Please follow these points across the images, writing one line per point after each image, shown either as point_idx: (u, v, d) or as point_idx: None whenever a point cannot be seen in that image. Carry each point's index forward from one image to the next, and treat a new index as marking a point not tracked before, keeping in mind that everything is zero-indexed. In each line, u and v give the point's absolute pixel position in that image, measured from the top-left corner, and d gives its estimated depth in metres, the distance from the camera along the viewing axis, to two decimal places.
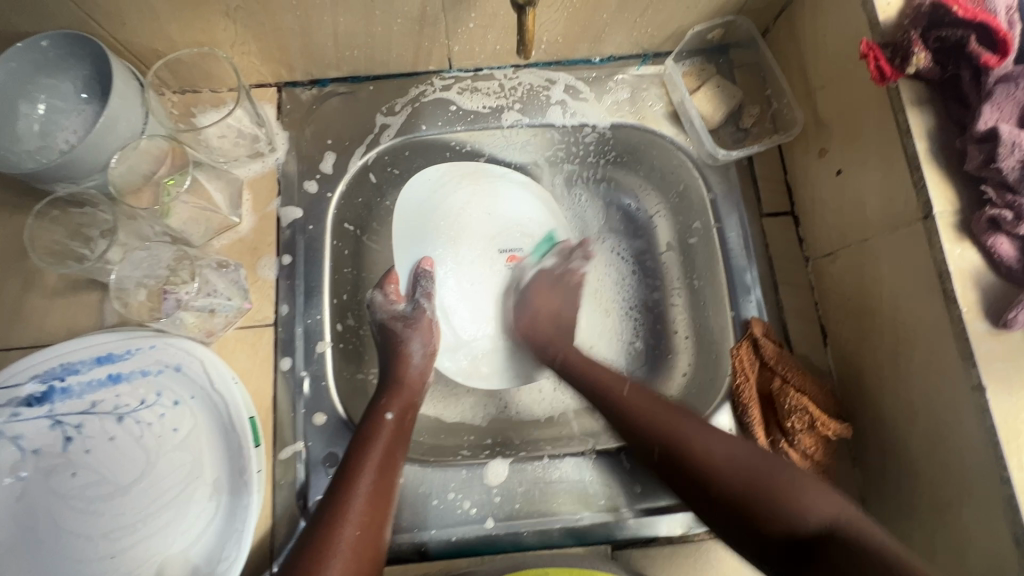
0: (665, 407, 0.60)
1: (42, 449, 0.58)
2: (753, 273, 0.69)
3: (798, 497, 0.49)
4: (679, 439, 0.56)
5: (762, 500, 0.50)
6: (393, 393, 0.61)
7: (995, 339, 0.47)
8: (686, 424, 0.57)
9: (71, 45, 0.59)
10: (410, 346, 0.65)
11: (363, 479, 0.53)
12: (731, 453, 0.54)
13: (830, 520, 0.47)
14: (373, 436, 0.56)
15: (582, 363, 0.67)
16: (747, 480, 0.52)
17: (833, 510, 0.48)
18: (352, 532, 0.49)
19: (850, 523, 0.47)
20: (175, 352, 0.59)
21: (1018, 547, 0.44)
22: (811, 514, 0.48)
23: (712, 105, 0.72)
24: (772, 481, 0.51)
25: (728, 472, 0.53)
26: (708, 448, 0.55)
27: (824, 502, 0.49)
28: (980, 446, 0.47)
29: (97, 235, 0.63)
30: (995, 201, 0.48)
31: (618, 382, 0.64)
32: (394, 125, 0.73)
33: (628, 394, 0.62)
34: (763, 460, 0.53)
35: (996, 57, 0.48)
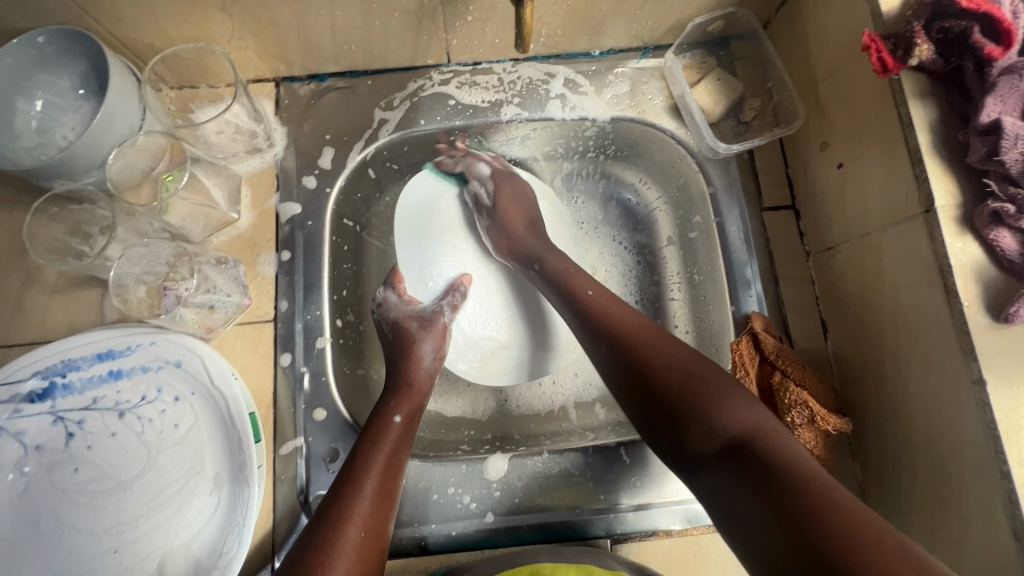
0: (628, 313, 0.58)
1: (45, 445, 0.58)
2: (754, 268, 0.69)
3: (720, 403, 0.48)
4: (631, 341, 0.55)
5: (689, 402, 0.49)
6: (402, 395, 0.61)
7: (996, 333, 0.47)
8: (646, 333, 0.55)
9: (68, 40, 0.59)
10: (422, 348, 0.64)
11: (369, 480, 0.52)
12: (678, 358, 0.52)
13: (755, 432, 0.46)
14: (382, 435, 0.56)
15: (562, 270, 0.64)
16: (682, 386, 0.50)
17: (755, 420, 0.46)
18: (356, 533, 0.49)
19: (765, 433, 0.45)
20: (175, 348, 0.60)
21: (1016, 541, 0.44)
22: (732, 422, 0.46)
23: (713, 98, 0.71)
24: (707, 389, 0.49)
25: (664, 372, 0.51)
26: (659, 355, 0.53)
27: (750, 415, 0.47)
28: (980, 440, 0.47)
29: (96, 232, 0.63)
30: (998, 195, 0.47)
31: (585, 284, 0.61)
32: (392, 120, 0.73)
33: (592, 295, 0.60)
34: (706, 368, 0.51)
35: (999, 48, 0.48)
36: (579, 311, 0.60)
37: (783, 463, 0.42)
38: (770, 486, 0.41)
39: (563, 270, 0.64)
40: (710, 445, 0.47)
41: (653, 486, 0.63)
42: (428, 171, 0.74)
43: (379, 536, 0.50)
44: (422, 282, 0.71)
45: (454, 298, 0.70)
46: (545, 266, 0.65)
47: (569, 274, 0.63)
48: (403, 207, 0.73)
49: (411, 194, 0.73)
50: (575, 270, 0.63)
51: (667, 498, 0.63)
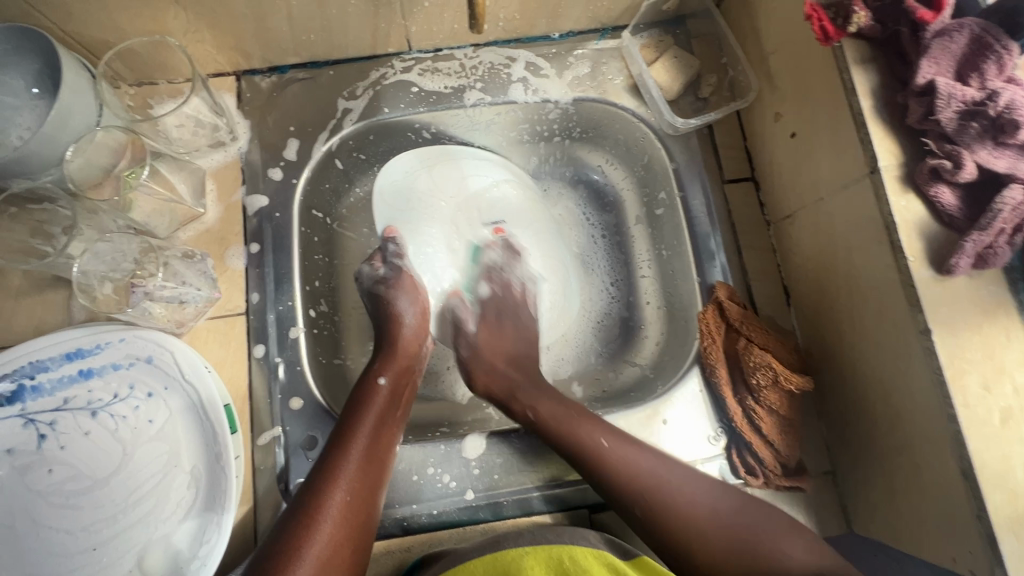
0: (635, 451, 0.58)
1: (17, 448, 0.57)
2: (717, 239, 0.70)
3: (776, 551, 0.51)
4: (646, 485, 0.56)
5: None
6: (387, 358, 0.64)
7: (939, 285, 0.49)
8: (661, 481, 0.56)
9: (19, 39, 0.58)
10: (399, 305, 0.67)
11: (358, 441, 0.54)
12: (704, 529, 0.54)
13: (816, 571, 0.50)
14: (370, 399, 0.58)
15: (557, 422, 0.61)
16: (736, 545, 0.53)
17: (814, 559, 0.51)
18: (342, 496, 0.50)
19: (827, 571, 0.49)
20: (145, 344, 0.60)
21: (966, 479, 0.46)
22: (795, 565, 0.50)
23: (670, 76, 0.73)
24: (756, 534, 0.53)
25: (709, 529, 0.54)
26: (679, 495, 0.55)
27: (810, 556, 0.51)
28: (928, 388, 0.49)
29: (59, 232, 0.62)
30: (936, 152, 0.50)
31: (592, 433, 0.59)
32: (356, 109, 0.73)
33: (606, 445, 0.58)
34: (740, 505, 0.55)
35: (931, 12, 0.50)
36: (585, 458, 0.58)
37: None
38: None
39: (563, 417, 0.61)
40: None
41: None
42: (399, 158, 0.73)
43: (369, 495, 0.52)
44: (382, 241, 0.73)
45: (399, 248, 0.71)
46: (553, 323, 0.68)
47: (570, 421, 0.61)
48: (380, 192, 0.72)
49: (390, 175, 0.73)
50: (579, 416, 0.61)
51: None
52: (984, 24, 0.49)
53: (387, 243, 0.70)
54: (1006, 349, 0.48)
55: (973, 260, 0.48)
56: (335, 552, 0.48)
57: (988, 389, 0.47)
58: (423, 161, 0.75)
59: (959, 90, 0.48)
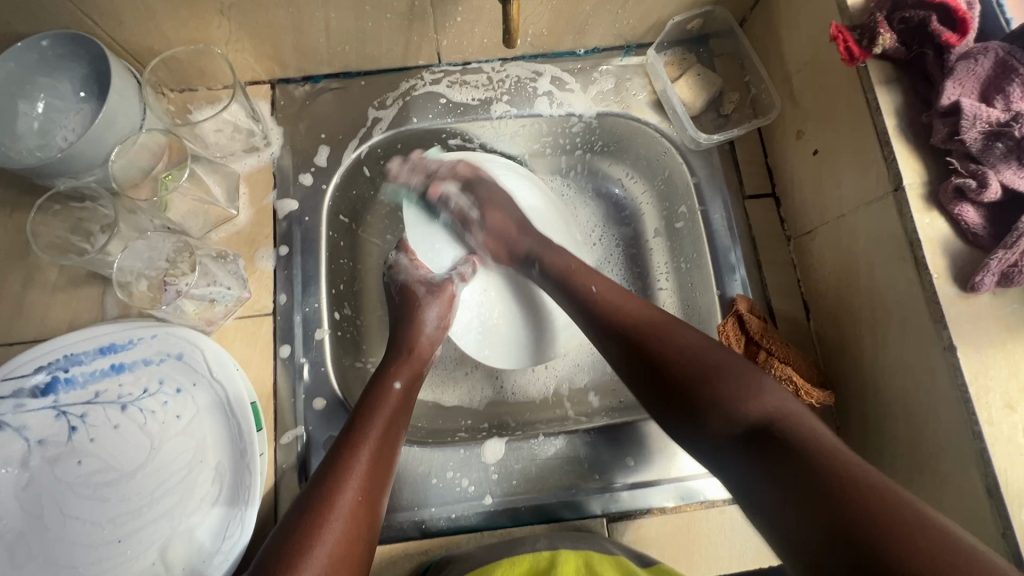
0: (634, 303, 0.60)
1: (47, 439, 0.59)
2: (738, 253, 0.71)
3: (741, 389, 0.49)
4: (642, 327, 0.56)
5: (704, 395, 0.49)
6: (401, 362, 0.64)
7: (963, 302, 0.49)
8: (647, 321, 0.57)
9: (71, 44, 0.60)
10: (427, 312, 0.68)
11: (369, 441, 0.54)
12: (683, 346, 0.53)
13: (776, 417, 0.46)
14: (384, 401, 0.59)
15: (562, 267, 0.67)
16: (703, 381, 0.50)
17: (779, 405, 0.47)
18: (353, 496, 0.50)
19: (787, 420, 0.45)
20: (176, 341, 0.61)
21: (991, 497, 0.46)
22: (751, 411, 0.47)
23: (693, 93, 0.74)
24: (719, 374, 0.50)
25: (678, 361, 0.52)
26: (664, 343, 0.54)
27: (773, 402, 0.47)
28: (952, 404, 0.49)
29: (97, 231, 0.64)
30: (961, 171, 0.50)
31: (590, 282, 0.63)
32: (385, 118, 0.75)
33: (596, 290, 0.62)
34: (715, 356, 0.52)
35: (956, 35, 0.52)
36: (585, 307, 0.62)
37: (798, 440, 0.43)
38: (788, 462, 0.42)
39: (564, 267, 0.66)
40: (732, 429, 0.47)
41: (647, 465, 0.65)
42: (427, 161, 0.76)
43: (377, 496, 0.52)
44: (434, 251, 0.75)
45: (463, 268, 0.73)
46: (544, 265, 0.68)
47: (568, 274, 0.65)
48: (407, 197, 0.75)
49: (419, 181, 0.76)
50: (574, 269, 0.65)
51: (660, 477, 0.64)
52: (1008, 48, 0.51)
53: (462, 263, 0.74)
54: None
55: (998, 278, 0.48)
56: (343, 552, 0.47)
57: (1014, 408, 0.47)
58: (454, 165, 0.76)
59: (983, 112, 0.49)
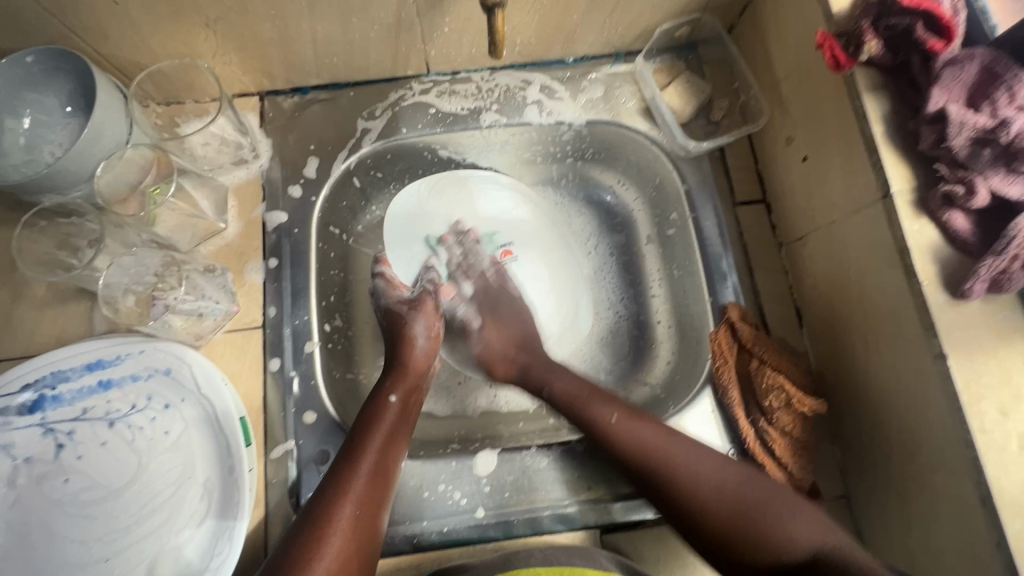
0: (653, 428, 0.60)
1: (35, 457, 0.58)
2: (729, 260, 0.70)
3: (785, 528, 0.53)
4: (669, 470, 0.57)
5: (745, 538, 0.54)
6: (399, 374, 0.64)
7: (954, 309, 0.49)
8: (670, 445, 0.59)
9: (56, 60, 0.60)
10: (415, 329, 0.66)
11: (368, 454, 0.55)
12: (700, 476, 0.57)
13: (819, 547, 0.51)
14: (380, 415, 0.59)
15: (568, 397, 0.65)
16: (734, 518, 0.55)
17: (820, 538, 0.52)
18: (351, 510, 0.51)
19: (835, 551, 0.50)
20: (164, 356, 0.61)
21: (984, 507, 0.46)
22: (797, 545, 0.52)
23: (682, 100, 0.74)
24: (757, 511, 0.55)
25: (713, 501, 0.56)
26: (688, 468, 0.57)
27: (816, 531, 0.53)
28: (944, 412, 0.49)
29: (84, 245, 0.64)
30: (948, 177, 0.50)
31: (606, 411, 0.63)
32: (375, 129, 0.75)
33: (616, 421, 0.61)
34: (761, 492, 0.56)
35: (942, 41, 0.52)
36: (601, 439, 0.62)
37: (851, 569, 0.48)
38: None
39: (573, 394, 0.65)
40: (775, 566, 0.52)
41: None
42: (409, 187, 0.76)
43: (377, 509, 0.53)
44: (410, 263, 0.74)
45: (433, 279, 0.73)
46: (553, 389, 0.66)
47: (580, 399, 0.64)
48: (393, 217, 0.75)
49: (403, 202, 0.76)
50: (588, 394, 0.65)
51: None
52: (993, 55, 0.51)
53: (428, 274, 0.73)
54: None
55: (988, 285, 0.48)
56: (342, 566, 0.48)
57: (1006, 415, 0.46)
58: (436, 186, 0.77)
59: (969, 119, 0.49)
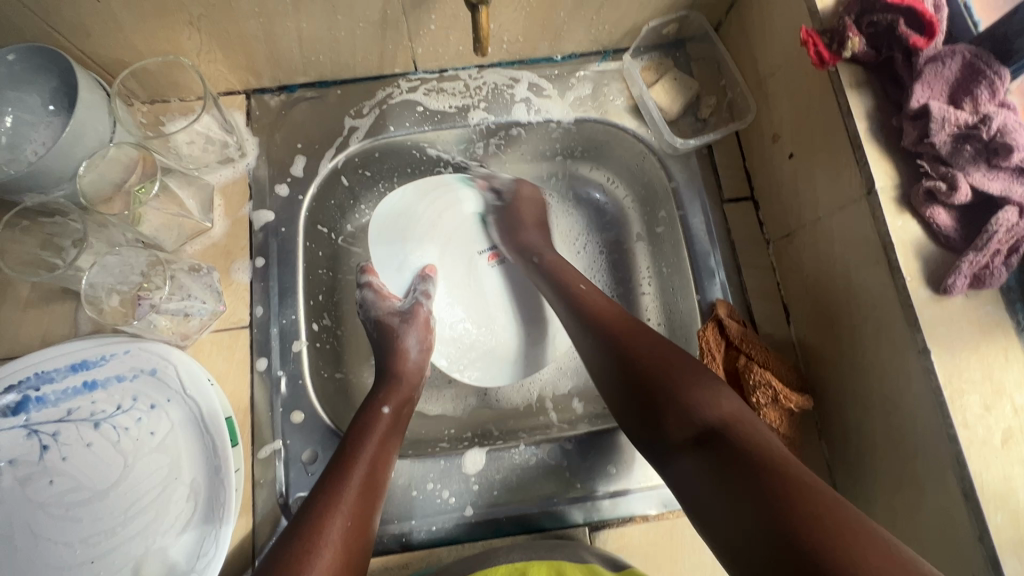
0: (613, 309, 0.61)
1: (19, 459, 0.58)
2: (717, 257, 0.70)
3: (697, 395, 0.49)
4: (620, 340, 0.57)
5: (672, 384, 0.51)
6: (392, 388, 0.63)
7: (937, 304, 0.49)
8: (616, 319, 0.60)
9: (38, 58, 0.59)
10: (407, 341, 0.68)
11: (359, 468, 0.54)
12: (656, 343, 0.55)
13: (730, 421, 0.46)
14: (372, 426, 0.59)
15: (554, 265, 0.70)
16: (665, 371, 0.52)
17: (733, 412, 0.47)
18: (342, 521, 0.50)
19: (745, 427, 0.46)
20: (149, 356, 0.60)
21: (967, 501, 0.46)
22: (705, 414, 0.48)
23: (670, 97, 0.74)
24: (678, 372, 0.52)
25: (651, 362, 0.54)
26: (633, 343, 0.56)
27: (728, 406, 0.48)
28: (927, 406, 0.49)
29: (69, 245, 0.64)
30: (931, 173, 0.50)
31: (576, 279, 0.67)
32: (362, 127, 0.74)
33: (583, 289, 0.65)
34: (684, 361, 0.53)
35: (924, 38, 0.52)
36: (568, 299, 0.65)
37: (749, 445, 0.44)
38: (743, 466, 0.42)
39: (560, 270, 0.69)
40: (684, 432, 0.48)
41: (628, 473, 0.64)
42: (395, 192, 0.76)
43: (366, 518, 0.52)
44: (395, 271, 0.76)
45: (425, 286, 0.74)
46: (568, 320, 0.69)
47: (559, 273, 0.69)
48: (378, 223, 0.75)
49: (391, 207, 0.76)
50: (565, 271, 0.69)
51: (642, 485, 0.64)
52: (975, 51, 0.51)
53: (419, 281, 0.74)
54: (1005, 367, 0.48)
55: (970, 280, 0.48)
56: None
57: (988, 410, 0.47)
58: (422, 191, 0.77)
59: (951, 115, 0.50)
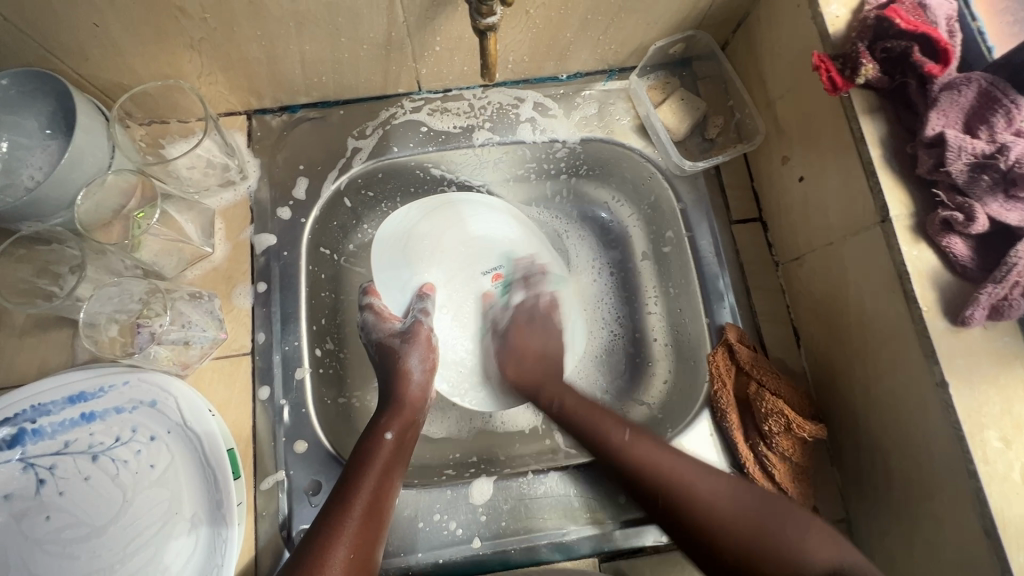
0: (660, 450, 0.59)
1: (15, 494, 0.56)
2: (726, 279, 0.70)
3: (801, 543, 0.51)
4: (681, 487, 0.56)
5: (760, 552, 0.51)
6: (394, 411, 0.62)
7: (954, 336, 0.48)
8: (681, 471, 0.57)
9: (34, 82, 0.58)
10: (409, 362, 0.66)
11: (360, 496, 0.54)
12: (717, 493, 0.55)
13: (834, 569, 0.49)
14: (374, 455, 0.57)
15: (584, 409, 0.66)
16: (751, 529, 0.53)
17: (836, 557, 0.50)
18: (344, 552, 0.50)
19: (857, 569, 0.49)
20: (148, 387, 0.59)
21: (988, 538, 0.45)
22: (819, 559, 0.50)
23: (677, 117, 0.73)
24: (766, 530, 0.52)
25: (727, 517, 0.54)
26: (696, 487, 0.56)
27: (832, 551, 0.51)
28: (946, 440, 0.48)
29: (66, 272, 0.62)
30: (947, 203, 0.50)
31: (617, 430, 0.62)
32: (366, 148, 0.73)
33: (629, 438, 0.61)
34: (751, 517, 0.54)
35: (938, 65, 0.51)
36: (609, 456, 0.61)
37: None
38: None
39: (585, 410, 0.66)
40: None
41: (638, 501, 0.63)
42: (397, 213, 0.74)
43: (370, 550, 0.52)
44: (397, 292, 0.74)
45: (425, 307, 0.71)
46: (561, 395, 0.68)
47: (591, 416, 0.65)
48: (380, 243, 0.73)
49: (393, 225, 0.74)
50: (598, 413, 0.65)
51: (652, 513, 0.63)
52: (990, 79, 0.50)
53: (419, 301, 0.72)
54: (1023, 401, 0.47)
55: (988, 312, 0.48)
56: None
57: (1009, 445, 0.46)
58: (423, 211, 0.76)
59: (968, 143, 0.49)
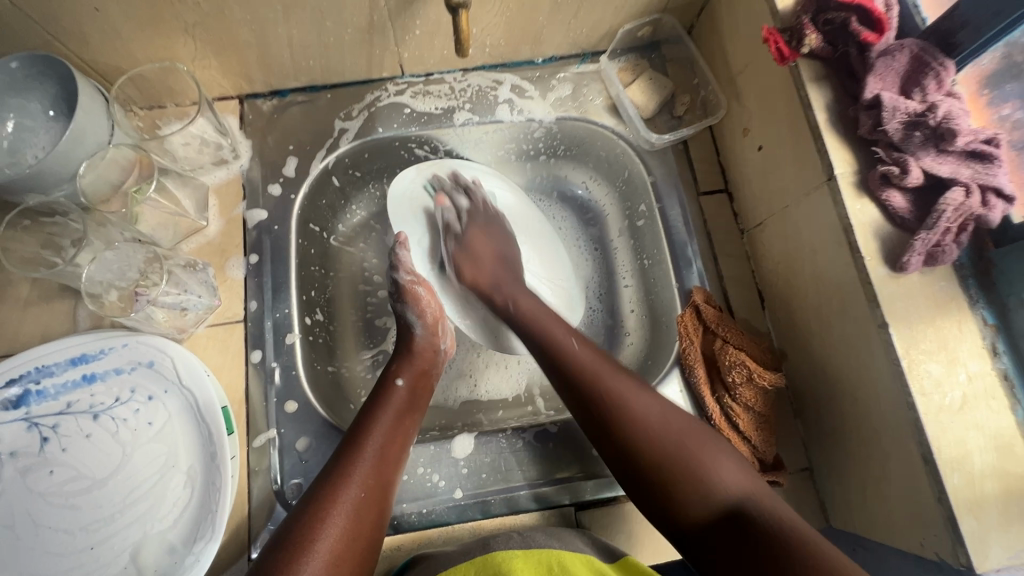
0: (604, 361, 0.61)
1: (19, 451, 0.59)
2: (694, 247, 0.73)
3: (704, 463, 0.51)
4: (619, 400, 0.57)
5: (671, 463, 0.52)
6: (406, 360, 0.67)
7: (894, 282, 0.52)
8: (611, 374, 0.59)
9: (39, 65, 0.62)
10: (409, 317, 0.70)
11: (375, 436, 0.57)
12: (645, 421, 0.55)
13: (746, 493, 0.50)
14: (386, 398, 0.61)
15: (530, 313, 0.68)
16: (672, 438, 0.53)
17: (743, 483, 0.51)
18: (356, 492, 0.52)
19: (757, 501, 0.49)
20: (146, 349, 0.62)
21: (927, 465, 0.49)
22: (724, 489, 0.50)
23: (645, 96, 0.78)
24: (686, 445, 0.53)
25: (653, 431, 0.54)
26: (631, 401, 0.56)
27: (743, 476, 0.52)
28: (889, 377, 0.52)
29: (68, 244, 0.66)
30: (885, 158, 0.54)
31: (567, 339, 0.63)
32: (352, 129, 0.77)
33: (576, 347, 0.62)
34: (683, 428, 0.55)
35: (875, 34, 0.55)
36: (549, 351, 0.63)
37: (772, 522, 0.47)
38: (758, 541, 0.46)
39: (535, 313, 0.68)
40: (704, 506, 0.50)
41: None
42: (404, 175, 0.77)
43: (382, 492, 0.54)
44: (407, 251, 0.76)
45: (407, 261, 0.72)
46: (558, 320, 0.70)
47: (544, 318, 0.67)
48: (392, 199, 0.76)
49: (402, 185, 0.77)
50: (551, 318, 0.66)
51: None
52: (922, 45, 0.54)
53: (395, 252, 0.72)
54: (958, 339, 0.51)
55: (924, 258, 0.52)
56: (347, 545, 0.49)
57: (944, 379, 0.50)
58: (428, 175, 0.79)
59: (902, 104, 0.53)
